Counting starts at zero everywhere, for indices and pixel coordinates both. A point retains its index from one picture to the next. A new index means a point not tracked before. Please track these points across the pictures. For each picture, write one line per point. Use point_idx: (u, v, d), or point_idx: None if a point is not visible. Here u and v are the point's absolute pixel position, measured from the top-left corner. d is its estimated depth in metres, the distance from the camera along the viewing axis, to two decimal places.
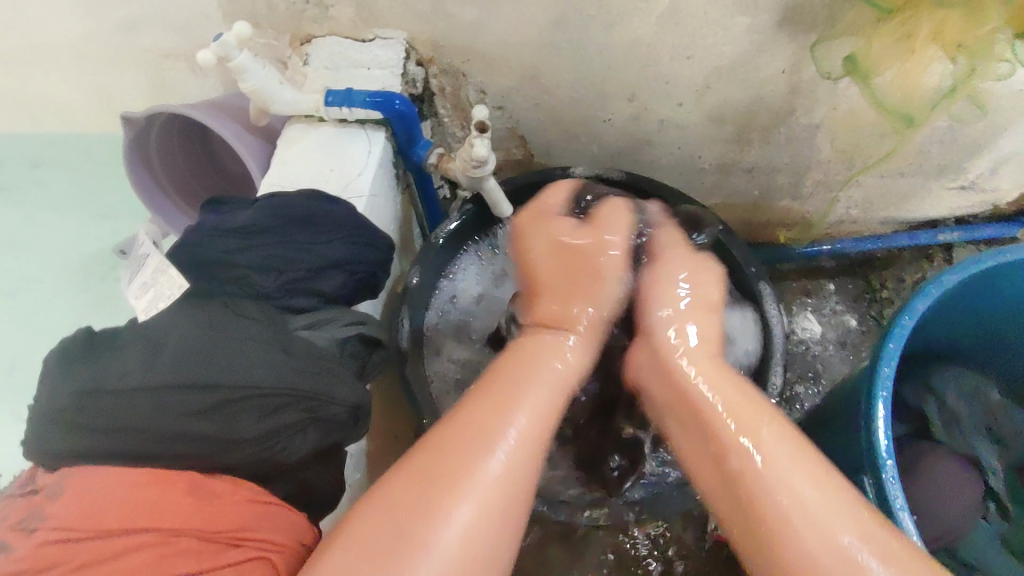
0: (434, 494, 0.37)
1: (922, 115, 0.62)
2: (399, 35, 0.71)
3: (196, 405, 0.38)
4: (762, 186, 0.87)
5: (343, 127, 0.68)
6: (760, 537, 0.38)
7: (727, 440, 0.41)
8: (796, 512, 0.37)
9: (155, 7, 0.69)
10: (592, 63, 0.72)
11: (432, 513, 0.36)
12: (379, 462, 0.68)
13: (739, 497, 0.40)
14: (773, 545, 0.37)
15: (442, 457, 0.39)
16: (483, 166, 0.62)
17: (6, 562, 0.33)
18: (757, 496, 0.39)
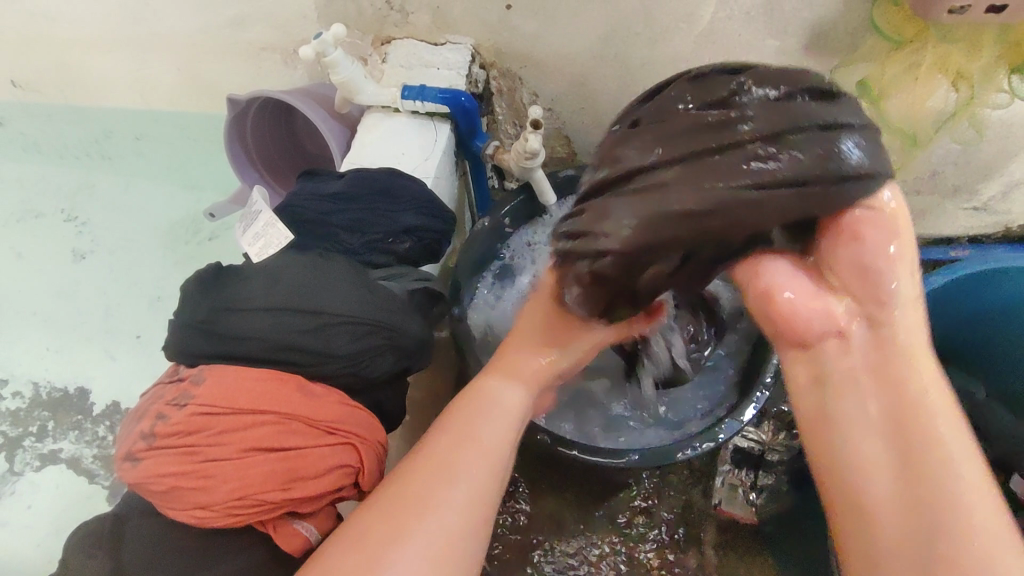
0: (441, 465, 0.45)
1: (926, 135, 0.69)
2: (467, 41, 0.82)
3: (304, 325, 0.48)
4: None
5: (414, 119, 0.78)
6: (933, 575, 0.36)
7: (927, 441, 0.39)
8: None
9: (263, 7, 0.82)
10: (636, 74, 0.81)
11: (454, 453, 0.45)
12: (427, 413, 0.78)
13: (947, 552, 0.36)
14: None
15: (461, 425, 0.47)
16: (533, 158, 0.72)
17: (165, 424, 0.44)
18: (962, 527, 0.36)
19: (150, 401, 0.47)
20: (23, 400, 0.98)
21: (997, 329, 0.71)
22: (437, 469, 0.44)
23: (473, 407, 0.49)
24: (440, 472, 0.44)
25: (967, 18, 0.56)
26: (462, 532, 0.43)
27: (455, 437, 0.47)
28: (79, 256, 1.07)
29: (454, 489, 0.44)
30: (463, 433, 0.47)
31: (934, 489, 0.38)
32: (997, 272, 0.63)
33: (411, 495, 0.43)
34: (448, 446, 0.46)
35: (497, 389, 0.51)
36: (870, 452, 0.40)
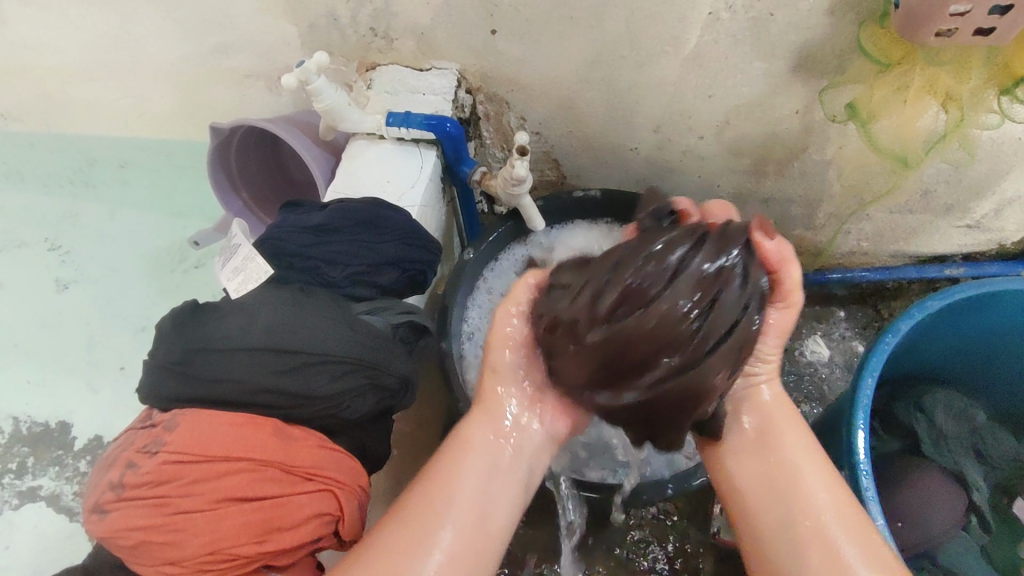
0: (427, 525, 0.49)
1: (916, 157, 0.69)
2: (452, 67, 0.81)
3: (282, 366, 0.47)
4: (776, 215, 0.94)
5: (399, 145, 0.77)
6: (801, 562, 0.49)
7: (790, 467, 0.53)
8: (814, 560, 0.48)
9: (246, 35, 0.81)
10: (623, 96, 0.80)
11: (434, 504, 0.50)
12: (417, 443, 0.78)
13: (810, 552, 0.49)
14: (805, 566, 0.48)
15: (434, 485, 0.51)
16: (520, 184, 0.70)
17: (134, 474, 0.42)
18: (819, 534, 0.49)
19: (121, 448, 0.45)
20: (2, 436, 0.95)
21: (995, 347, 0.70)
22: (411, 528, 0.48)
23: (456, 451, 0.53)
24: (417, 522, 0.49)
25: (956, 40, 0.55)
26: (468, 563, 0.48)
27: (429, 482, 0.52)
28: (62, 286, 1.05)
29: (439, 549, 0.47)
30: (449, 481, 0.51)
31: (806, 518, 0.50)
32: (995, 292, 0.62)
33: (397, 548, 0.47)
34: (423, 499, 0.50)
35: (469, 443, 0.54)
36: (772, 500, 0.52)
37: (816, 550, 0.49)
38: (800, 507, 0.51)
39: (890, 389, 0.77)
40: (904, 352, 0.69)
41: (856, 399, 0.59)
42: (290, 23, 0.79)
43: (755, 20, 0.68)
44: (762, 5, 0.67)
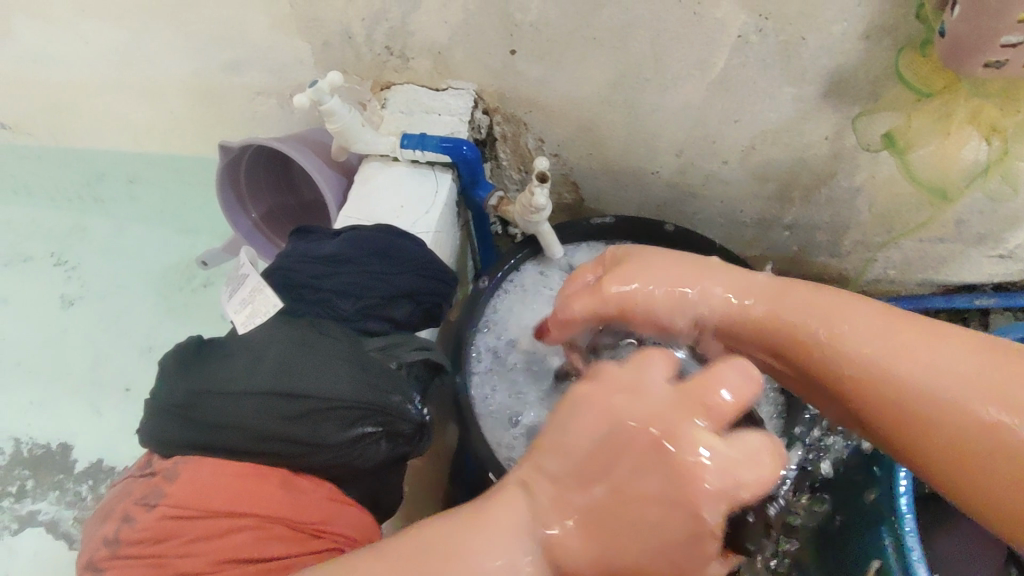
0: None
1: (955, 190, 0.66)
2: (469, 86, 0.79)
3: (290, 412, 0.44)
4: (801, 241, 0.91)
5: (413, 168, 0.75)
6: (937, 423, 0.41)
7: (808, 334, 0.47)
8: (919, 391, 0.42)
9: (259, 51, 0.79)
10: (646, 119, 0.78)
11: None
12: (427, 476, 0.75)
13: (924, 397, 0.42)
14: (940, 421, 0.41)
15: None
16: (540, 213, 0.68)
17: (131, 529, 0.41)
18: (907, 376, 0.43)
19: (117, 498, 0.44)
20: (3, 457, 0.93)
21: None
22: None
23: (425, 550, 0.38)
24: None
25: (1005, 72, 0.52)
26: None
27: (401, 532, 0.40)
28: (68, 302, 1.04)
29: None
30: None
31: (883, 373, 0.43)
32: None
33: None
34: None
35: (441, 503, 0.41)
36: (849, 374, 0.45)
37: (920, 408, 0.42)
38: (877, 368, 0.44)
39: None
40: None
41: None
42: (304, 41, 0.77)
43: (786, 44, 0.66)
44: (794, 30, 0.64)
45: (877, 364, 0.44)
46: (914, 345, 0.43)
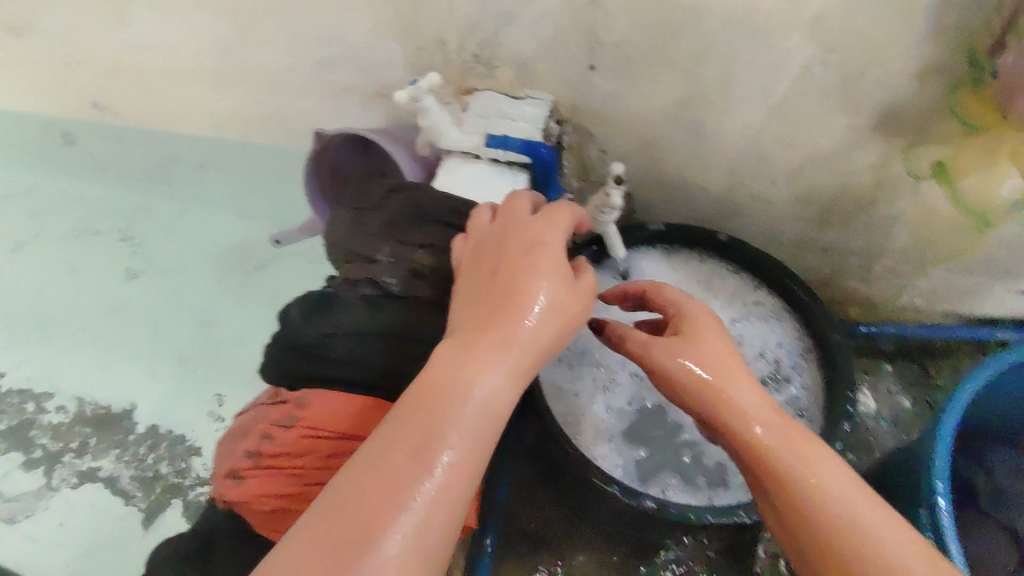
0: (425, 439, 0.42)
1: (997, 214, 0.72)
2: (545, 96, 0.85)
3: (410, 353, 0.51)
4: (834, 264, 0.98)
5: (492, 166, 0.81)
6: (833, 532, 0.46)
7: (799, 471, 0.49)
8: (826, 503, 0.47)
9: (354, 51, 0.86)
10: (704, 137, 0.85)
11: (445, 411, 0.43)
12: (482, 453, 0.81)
13: (817, 507, 0.47)
14: (822, 531, 0.47)
15: (420, 409, 0.43)
16: (612, 211, 0.74)
17: (272, 444, 0.47)
18: (835, 495, 0.47)
19: (255, 420, 0.50)
20: (65, 415, 0.98)
21: None
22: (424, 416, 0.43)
23: (437, 396, 0.44)
24: (438, 412, 0.43)
25: None
26: (460, 435, 0.43)
27: (491, 349, 0.46)
28: (132, 276, 1.09)
29: (446, 448, 0.42)
30: (442, 400, 0.43)
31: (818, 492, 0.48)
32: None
33: (385, 460, 0.42)
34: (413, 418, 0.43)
35: (471, 367, 0.45)
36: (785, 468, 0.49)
37: (850, 521, 0.46)
38: (805, 482, 0.48)
39: None
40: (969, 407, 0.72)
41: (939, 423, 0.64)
42: (399, 44, 0.84)
43: (846, 76, 0.73)
44: (855, 63, 0.71)
45: (813, 487, 0.48)
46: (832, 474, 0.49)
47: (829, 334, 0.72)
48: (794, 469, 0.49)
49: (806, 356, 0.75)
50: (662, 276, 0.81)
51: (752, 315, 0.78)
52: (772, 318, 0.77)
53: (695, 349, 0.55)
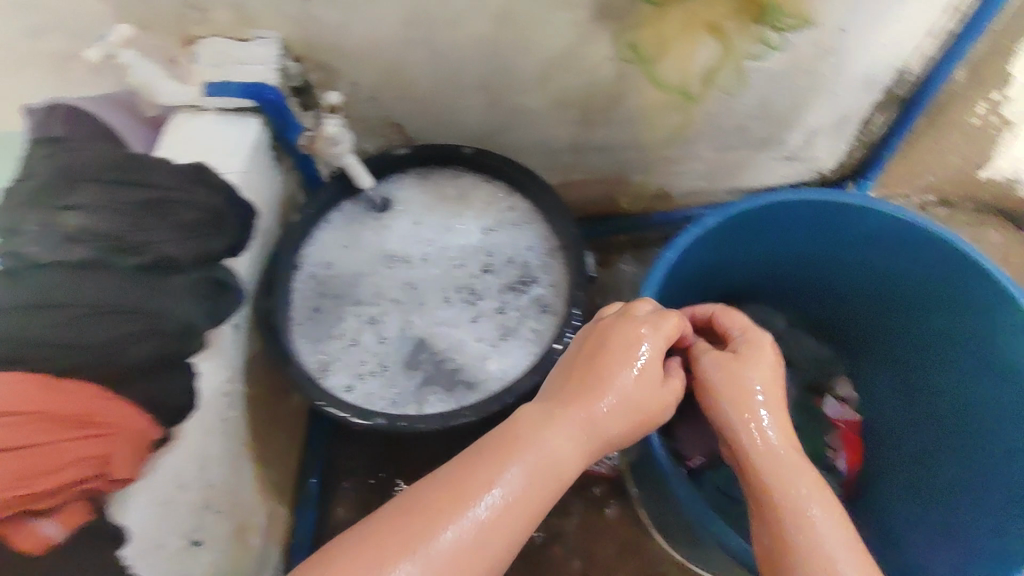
0: (437, 520, 0.46)
1: (696, 88, 0.75)
2: (274, 35, 0.80)
3: (53, 321, 0.48)
4: (615, 160, 1.01)
5: (221, 116, 0.78)
6: (795, 540, 0.50)
7: (750, 434, 0.55)
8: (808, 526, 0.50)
9: (40, 14, 0.75)
10: (445, 55, 0.83)
11: (434, 510, 0.46)
12: (264, 411, 0.80)
13: (795, 512, 0.51)
14: (800, 544, 0.50)
15: (454, 481, 0.48)
16: (338, 143, 0.72)
17: None
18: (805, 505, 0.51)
19: None
20: None
21: (784, 255, 0.78)
22: (407, 525, 0.46)
23: (494, 450, 0.50)
24: (460, 483, 0.48)
25: None
26: (488, 534, 0.46)
27: (499, 458, 0.49)
28: None
29: (450, 529, 0.46)
30: (462, 484, 0.48)
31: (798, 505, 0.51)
32: (838, 205, 0.67)
33: (389, 556, 0.44)
34: (416, 522, 0.46)
35: (537, 426, 0.52)
36: (780, 469, 0.53)
37: (800, 536, 0.50)
38: (785, 496, 0.52)
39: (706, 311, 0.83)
40: (703, 271, 0.76)
41: (648, 276, 0.65)
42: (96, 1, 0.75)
43: None
44: None
45: (778, 482, 0.53)
46: (811, 489, 0.52)
47: (566, 227, 0.74)
48: (791, 464, 0.54)
49: (551, 254, 0.76)
50: (418, 201, 0.80)
51: (504, 223, 0.78)
52: (522, 223, 0.78)
53: (736, 368, 0.59)
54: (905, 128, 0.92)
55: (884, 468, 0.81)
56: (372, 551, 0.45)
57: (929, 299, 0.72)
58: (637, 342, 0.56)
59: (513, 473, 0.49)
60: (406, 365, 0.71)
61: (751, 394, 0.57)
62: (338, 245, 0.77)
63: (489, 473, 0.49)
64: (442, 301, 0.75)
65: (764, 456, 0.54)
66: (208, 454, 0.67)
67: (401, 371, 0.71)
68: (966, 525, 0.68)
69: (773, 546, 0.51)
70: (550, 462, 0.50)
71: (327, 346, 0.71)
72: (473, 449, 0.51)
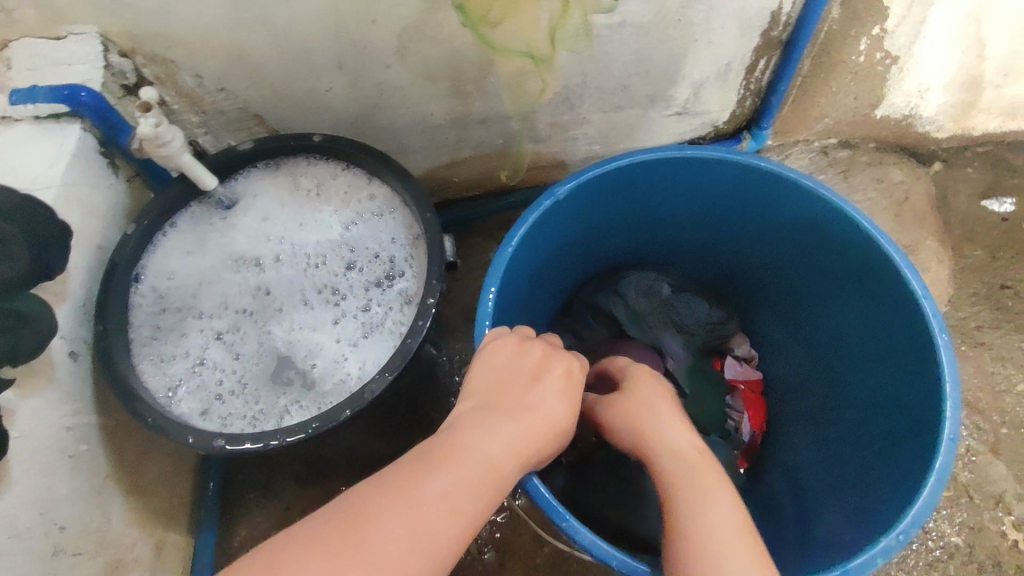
0: (372, 523, 0.44)
1: (543, 50, 0.71)
2: (91, 30, 0.69)
3: None
4: (501, 133, 0.93)
5: (36, 125, 0.68)
6: (687, 525, 0.50)
7: (646, 435, 0.58)
8: (700, 512, 0.50)
9: None
10: (286, 37, 0.72)
11: (368, 521, 0.44)
12: (127, 442, 0.75)
13: (689, 502, 0.51)
14: (693, 526, 0.50)
15: (389, 486, 0.46)
16: (167, 145, 0.65)
17: None
18: (693, 495, 0.51)
19: None
20: None
21: (661, 219, 0.76)
22: (341, 531, 0.43)
23: (437, 458, 0.48)
24: (406, 484, 0.46)
25: None
26: (420, 538, 0.44)
27: (440, 462, 0.48)
28: None
29: (385, 530, 0.43)
30: (406, 486, 0.46)
31: (689, 490, 0.52)
32: (704, 160, 0.65)
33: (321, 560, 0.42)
34: (348, 519, 0.44)
35: (479, 432, 0.51)
36: (673, 461, 0.54)
37: (692, 524, 0.50)
38: (678, 484, 0.53)
39: (592, 280, 0.83)
40: (573, 241, 0.74)
41: (496, 254, 0.64)
42: None
43: None
44: None
45: (675, 472, 0.54)
46: (702, 476, 0.53)
47: (423, 213, 0.70)
48: (690, 456, 0.55)
49: (415, 242, 0.73)
50: (269, 196, 0.76)
51: (365, 213, 0.75)
52: (383, 208, 0.75)
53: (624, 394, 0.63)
54: (788, 75, 0.89)
55: (783, 423, 0.79)
56: (304, 552, 0.42)
57: (804, 250, 0.70)
58: (538, 357, 0.59)
59: (452, 474, 0.47)
60: (267, 376, 0.71)
61: (649, 397, 0.61)
62: (190, 253, 0.73)
63: (429, 472, 0.47)
64: (295, 305, 0.74)
65: (658, 449, 0.56)
66: (46, 500, 0.61)
67: (261, 382, 0.70)
68: (846, 477, 0.67)
69: (673, 537, 0.50)
70: (516, 447, 0.52)
71: (188, 362, 0.70)
72: (414, 455, 0.49)
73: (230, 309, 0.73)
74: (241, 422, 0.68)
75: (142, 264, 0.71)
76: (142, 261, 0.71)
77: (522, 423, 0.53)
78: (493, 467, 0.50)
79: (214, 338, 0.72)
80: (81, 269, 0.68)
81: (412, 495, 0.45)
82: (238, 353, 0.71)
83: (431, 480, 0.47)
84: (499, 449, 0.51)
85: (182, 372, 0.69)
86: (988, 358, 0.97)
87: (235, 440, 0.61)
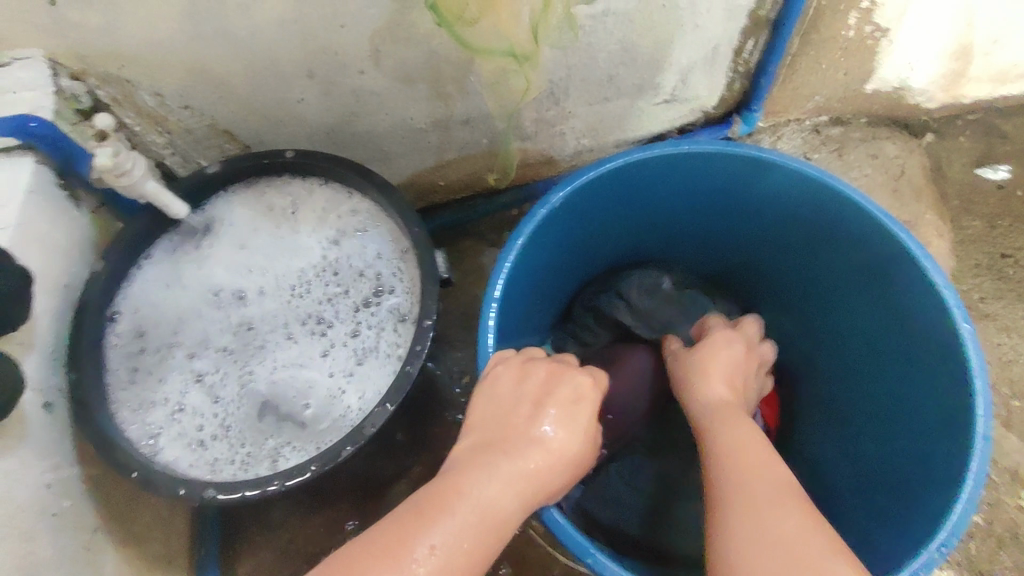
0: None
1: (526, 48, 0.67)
2: (36, 53, 0.63)
3: None
4: (485, 132, 0.89)
5: None
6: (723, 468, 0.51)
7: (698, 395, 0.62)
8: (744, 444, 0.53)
9: None
10: (249, 47, 0.67)
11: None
12: (116, 489, 0.70)
13: (736, 443, 0.53)
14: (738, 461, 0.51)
15: (388, 537, 0.44)
16: (126, 173, 0.60)
17: None
18: (730, 438, 0.54)
19: None
20: None
21: (656, 217, 0.73)
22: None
23: (437, 506, 0.45)
24: (404, 538, 0.43)
25: None
26: None
27: (439, 508, 0.45)
28: None
29: None
30: (402, 537, 0.43)
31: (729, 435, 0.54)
32: (694, 154, 0.62)
33: None
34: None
35: (478, 473, 0.48)
36: (726, 413, 0.58)
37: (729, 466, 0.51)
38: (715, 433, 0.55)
39: (592, 283, 0.80)
40: (571, 249, 0.72)
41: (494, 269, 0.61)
42: None
43: None
44: None
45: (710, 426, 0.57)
46: (729, 425, 0.56)
47: (411, 227, 0.65)
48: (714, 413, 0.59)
49: (404, 256, 0.69)
50: (246, 221, 0.72)
51: (349, 230, 0.71)
52: (367, 224, 0.70)
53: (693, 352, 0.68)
54: (778, 53, 0.85)
55: (798, 416, 0.77)
56: None
57: (802, 235, 0.68)
58: (569, 377, 0.55)
59: (453, 519, 0.45)
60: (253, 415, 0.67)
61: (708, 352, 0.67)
62: (161, 290, 0.69)
63: (429, 518, 0.45)
64: (280, 340, 0.69)
65: (714, 399, 0.61)
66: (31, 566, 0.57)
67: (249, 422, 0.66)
68: (875, 472, 0.65)
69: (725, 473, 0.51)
70: (525, 493, 0.49)
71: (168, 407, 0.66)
72: (410, 504, 0.46)
73: (210, 347, 0.69)
74: (233, 466, 0.63)
75: (113, 305, 0.67)
76: (112, 302, 0.67)
77: (532, 461, 0.50)
78: (497, 513, 0.47)
79: (196, 380, 0.68)
80: (48, 313, 0.63)
81: (409, 550, 0.43)
82: (219, 396, 0.67)
83: (431, 529, 0.44)
84: (504, 492, 0.47)
85: (162, 419, 0.65)
86: (994, 331, 0.96)
87: (226, 489, 0.58)
